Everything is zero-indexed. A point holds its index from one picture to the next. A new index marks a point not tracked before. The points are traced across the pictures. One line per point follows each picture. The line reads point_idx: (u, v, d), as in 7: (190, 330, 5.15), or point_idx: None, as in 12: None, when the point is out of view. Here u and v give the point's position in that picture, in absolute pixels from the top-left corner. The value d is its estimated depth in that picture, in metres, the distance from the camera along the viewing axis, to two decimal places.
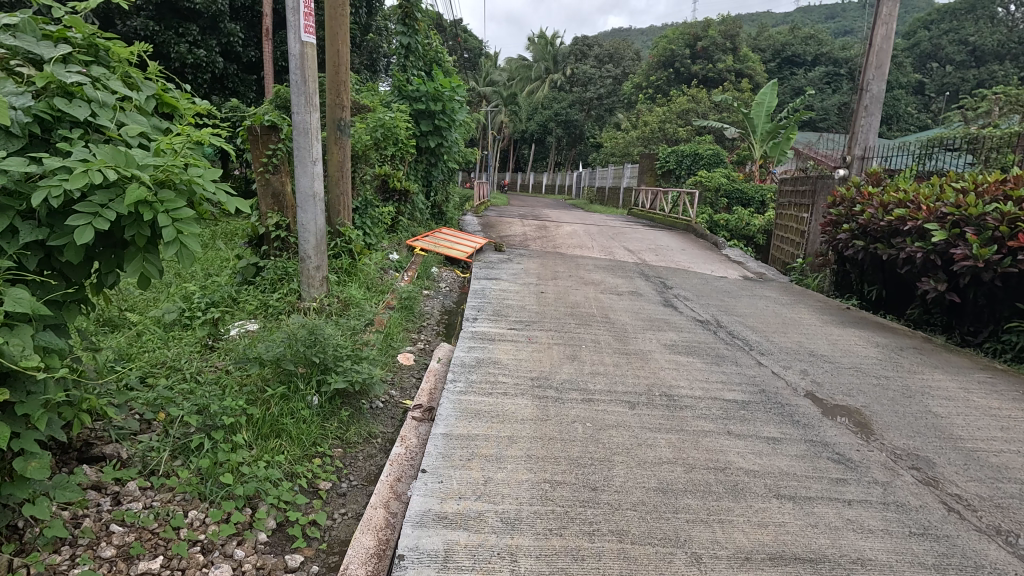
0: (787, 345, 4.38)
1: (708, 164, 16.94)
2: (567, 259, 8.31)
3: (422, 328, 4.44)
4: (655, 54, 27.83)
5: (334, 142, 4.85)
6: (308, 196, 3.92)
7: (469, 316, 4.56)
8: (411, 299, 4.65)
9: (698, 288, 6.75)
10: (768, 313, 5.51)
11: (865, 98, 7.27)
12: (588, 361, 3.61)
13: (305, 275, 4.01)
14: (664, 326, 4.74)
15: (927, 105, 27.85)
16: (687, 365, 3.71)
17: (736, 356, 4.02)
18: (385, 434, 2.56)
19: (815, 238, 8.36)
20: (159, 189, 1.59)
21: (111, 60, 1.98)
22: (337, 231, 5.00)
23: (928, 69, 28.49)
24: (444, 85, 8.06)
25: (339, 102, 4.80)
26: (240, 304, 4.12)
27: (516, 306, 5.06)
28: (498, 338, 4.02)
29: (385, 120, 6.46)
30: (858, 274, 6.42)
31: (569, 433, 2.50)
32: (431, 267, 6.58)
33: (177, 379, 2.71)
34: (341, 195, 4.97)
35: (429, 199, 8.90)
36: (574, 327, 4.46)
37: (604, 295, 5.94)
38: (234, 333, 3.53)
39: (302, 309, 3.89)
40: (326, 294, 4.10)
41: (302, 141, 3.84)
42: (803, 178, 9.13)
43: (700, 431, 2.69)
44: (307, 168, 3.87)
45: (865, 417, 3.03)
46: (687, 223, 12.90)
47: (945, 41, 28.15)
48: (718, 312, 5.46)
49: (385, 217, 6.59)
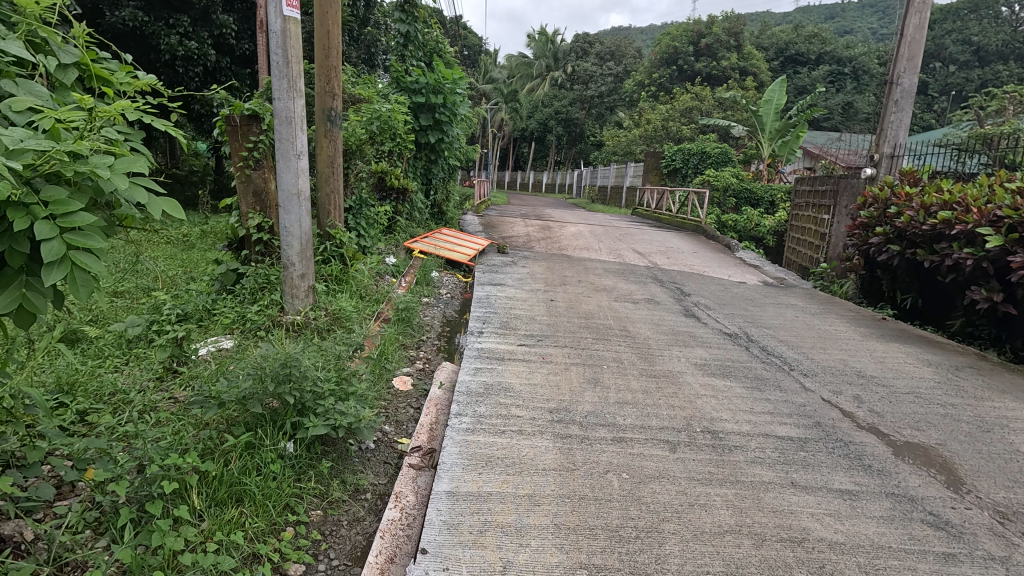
0: (830, 364, 3.92)
1: (715, 163, 16.49)
2: (574, 262, 7.83)
3: (421, 342, 3.97)
4: (658, 52, 27.35)
5: (323, 134, 4.33)
6: (292, 195, 3.41)
7: (473, 329, 4.09)
8: (409, 309, 4.17)
9: (718, 295, 6.30)
10: (799, 324, 5.05)
11: (895, 92, 6.81)
12: (614, 387, 3.12)
13: (288, 284, 3.52)
14: (691, 341, 4.27)
15: (930, 105, 27.46)
16: (726, 391, 3.23)
17: (779, 378, 3.55)
18: (376, 488, 2.10)
19: (837, 241, 7.90)
20: (42, 187, 1.20)
21: (12, 12, 1.52)
22: (327, 234, 4.49)
23: (932, 68, 28.07)
24: (446, 77, 7.57)
25: (330, 90, 4.28)
26: (215, 317, 3.66)
27: (525, 317, 4.58)
28: (507, 356, 3.54)
29: (381, 111, 5.97)
30: (889, 281, 5.98)
31: (603, 489, 2.04)
32: (431, 271, 6.10)
33: (124, 420, 2.22)
34: (332, 194, 4.44)
35: (429, 198, 8.43)
36: (592, 342, 4.00)
37: (619, 304, 5.46)
38: (204, 352, 3.07)
39: (286, 323, 3.42)
40: (313, 306, 3.61)
41: (285, 131, 3.33)
42: (822, 178, 8.66)
43: (759, 483, 2.22)
44: (290, 163, 3.37)
45: (946, 460, 2.56)
46: (695, 223, 12.45)
47: (948, 41, 27.69)
48: (744, 323, 5.00)
49: (381, 218, 6.11)
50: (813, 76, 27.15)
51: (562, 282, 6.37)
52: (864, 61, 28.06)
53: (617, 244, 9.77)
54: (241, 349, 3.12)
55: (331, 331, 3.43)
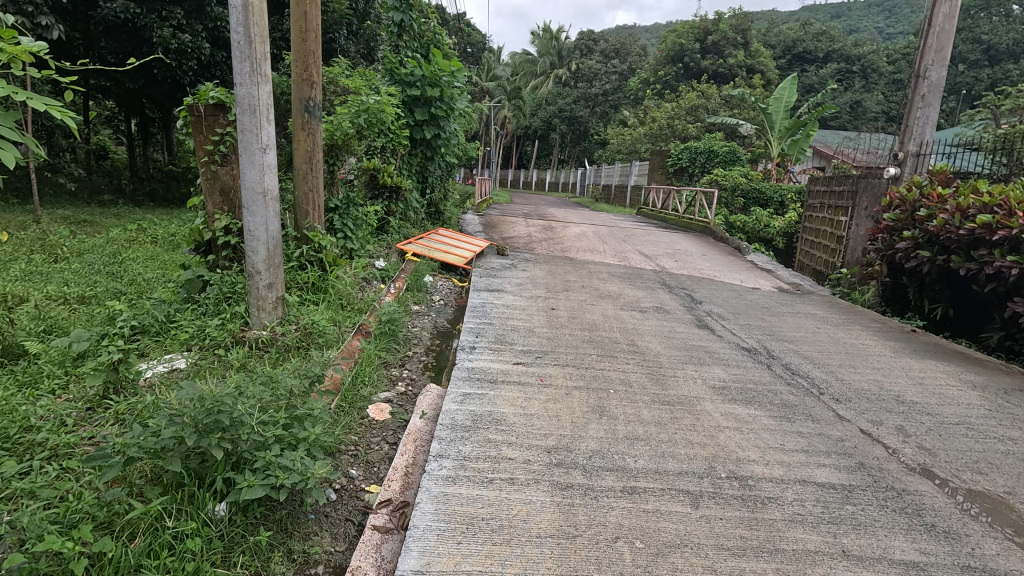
0: (864, 386, 3.49)
1: (724, 162, 16.04)
2: (577, 265, 7.41)
3: (406, 359, 3.55)
4: (663, 49, 26.82)
5: (300, 126, 3.93)
6: (256, 193, 3.00)
7: (464, 344, 3.68)
8: (393, 322, 3.75)
9: (732, 303, 5.88)
10: (823, 337, 4.62)
11: (922, 86, 6.35)
12: (622, 417, 2.71)
13: (253, 295, 3.12)
14: (706, 358, 3.85)
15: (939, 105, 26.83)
16: (751, 422, 2.81)
17: (809, 405, 3.12)
18: (331, 560, 1.70)
19: (856, 245, 7.45)
20: None
21: None
22: (305, 236, 4.06)
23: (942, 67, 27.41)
24: (443, 69, 7.13)
25: (307, 78, 3.87)
26: (174, 329, 3.27)
27: (523, 329, 4.16)
28: (501, 378, 3.12)
29: (369, 103, 5.47)
30: (917, 289, 5.55)
31: (613, 566, 1.65)
32: (424, 276, 5.68)
33: (26, 470, 1.82)
34: (311, 192, 4.03)
35: (425, 197, 8.01)
36: (596, 359, 3.59)
37: (626, 313, 5.04)
38: (149, 374, 2.69)
39: (250, 341, 3.02)
40: (282, 319, 3.22)
41: (247, 121, 2.92)
42: (839, 177, 8.19)
43: (803, 553, 1.81)
44: (254, 157, 2.96)
45: (1021, 515, 2.15)
46: (704, 224, 11.99)
47: (957, 39, 27.04)
48: (764, 336, 4.58)
49: (370, 218, 5.70)
50: (820, 75, 26.56)
51: (564, 287, 5.96)
52: (873, 59, 27.45)
53: (622, 246, 9.36)
54: (194, 372, 2.72)
55: (302, 349, 3.04)
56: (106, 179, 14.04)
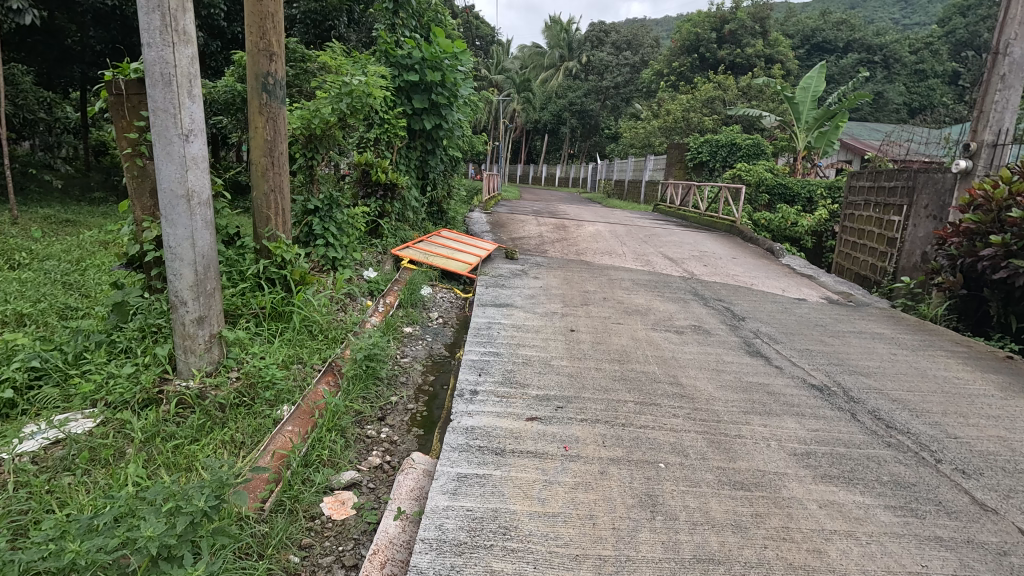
0: (988, 446, 2.67)
1: (747, 155, 15.17)
2: (594, 271, 6.59)
3: (387, 410, 2.75)
4: (677, 39, 25.70)
5: (257, 109, 3.11)
6: (177, 196, 2.21)
7: (464, 387, 2.87)
8: (373, 359, 2.95)
9: (780, 319, 5.03)
10: (903, 368, 3.78)
11: (1002, 65, 5.46)
12: (683, 517, 1.91)
13: (177, 333, 2.33)
14: (772, 403, 3.02)
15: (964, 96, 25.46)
16: (866, 521, 1.98)
17: (931, 484, 2.28)
18: None
19: (914, 249, 6.55)
20: None
21: None
22: (265, 248, 3.27)
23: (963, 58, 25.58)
24: (445, 50, 6.27)
25: (265, 47, 3.05)
26: (78, 374, 2.47)
27: (538, 362, 3.35)
28: (510, 444, 2.31)
29: (352, 83, 4.46)
30: (1001, 303, 4.74)
31: None
32: (420, 288, 4.92)
33: None
34: (273, 193, 3.24)
35: (426, 194, 7.21)
36: (633, 409, 2.76)
37: (659, 335, 4.22)
38: (11, 455, 1.90)
39: (169, 398, 2.22)
40: (217, 364, 2.43)
41: (160, 97, 2.11)
42: (891, 172, 7.24)
43: None
44: (172, 147, 2.16)
45: None
46: (729, 222, 11.02)
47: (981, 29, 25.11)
48: (831, 367, 3.74)
49: (358, 221, 4.92)
50: (842, 65, 25.31)
51: (583, 300, 5.17)
52: (896, 47, 26.03)
53: (643, 247, 8.52)
54: (80, 452, 1.93)
55: (242, 411, 2.26)
56: (101, 175, 13.34)
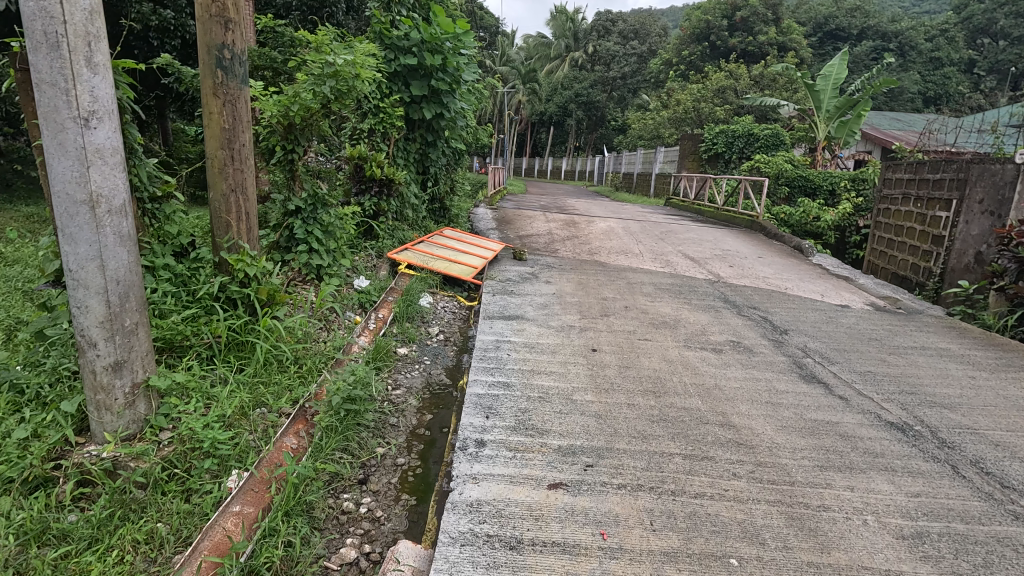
0: None
1: (765, 146, 14.42)
2: (611, 274, 5.98)
3: (371, 469, 2.18)
4: (687, 27, 24.76)
5: (211, 90, 2.53)
6: (77, 202, 1.63)
7: (467, 438, 2.29)
8: (354, 402, 2.36)
9: (828, 330, 4.42)
10: (990, 397, 3.17)
11: None
12: None
13: (88, 384, 1.76)
14: (853, 454, 2.42)
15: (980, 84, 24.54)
16: None
17: None
18: None
19: (965, 249, 5.90)
20: None
21: None
22: (226, 260, 2.68)
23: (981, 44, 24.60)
24: (446, 31, 5.61)
25: (219, 12, 2.45)
26: None
27: (557, 397, 2.76)
28: (528, 532, 1.73)
29: (337, 63, 3.77)
30: None
31: None
32: (418, 297, 4.34)
33: None
34: (233, 193, 2.65)
35: (426, 190, 6.61)
36: (685, 470, 2.15)
37: (694, 354, 3.62)
38: None
39: (68, 476, 1.66)
40: (143, 423, 1.86)
41: (44, 65, 1.53)
42: (937, 163, 6.56)
43: None
44: (67, 136, 1.58)
45: None
46: (750, 218, 10.35)
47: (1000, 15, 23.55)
48: (907, 396, 3.14)
49: (348, 221, 4.33)
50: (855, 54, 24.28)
51: (602, 309, 4.58)
52: (911, 35, 24.77)
53: (661, 245, 7.90)
54: None
55: (171, 490, 1.69)
56: None
